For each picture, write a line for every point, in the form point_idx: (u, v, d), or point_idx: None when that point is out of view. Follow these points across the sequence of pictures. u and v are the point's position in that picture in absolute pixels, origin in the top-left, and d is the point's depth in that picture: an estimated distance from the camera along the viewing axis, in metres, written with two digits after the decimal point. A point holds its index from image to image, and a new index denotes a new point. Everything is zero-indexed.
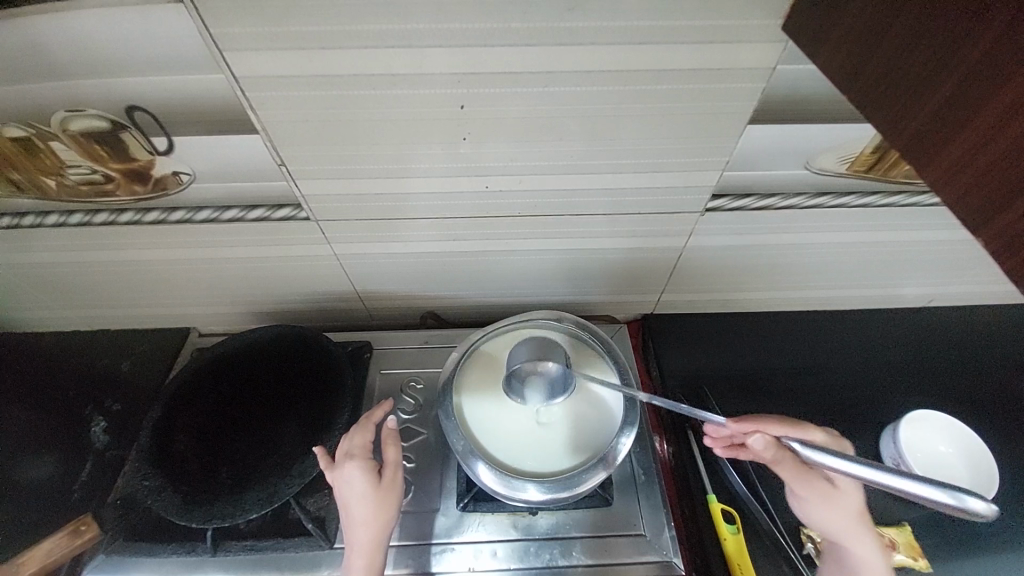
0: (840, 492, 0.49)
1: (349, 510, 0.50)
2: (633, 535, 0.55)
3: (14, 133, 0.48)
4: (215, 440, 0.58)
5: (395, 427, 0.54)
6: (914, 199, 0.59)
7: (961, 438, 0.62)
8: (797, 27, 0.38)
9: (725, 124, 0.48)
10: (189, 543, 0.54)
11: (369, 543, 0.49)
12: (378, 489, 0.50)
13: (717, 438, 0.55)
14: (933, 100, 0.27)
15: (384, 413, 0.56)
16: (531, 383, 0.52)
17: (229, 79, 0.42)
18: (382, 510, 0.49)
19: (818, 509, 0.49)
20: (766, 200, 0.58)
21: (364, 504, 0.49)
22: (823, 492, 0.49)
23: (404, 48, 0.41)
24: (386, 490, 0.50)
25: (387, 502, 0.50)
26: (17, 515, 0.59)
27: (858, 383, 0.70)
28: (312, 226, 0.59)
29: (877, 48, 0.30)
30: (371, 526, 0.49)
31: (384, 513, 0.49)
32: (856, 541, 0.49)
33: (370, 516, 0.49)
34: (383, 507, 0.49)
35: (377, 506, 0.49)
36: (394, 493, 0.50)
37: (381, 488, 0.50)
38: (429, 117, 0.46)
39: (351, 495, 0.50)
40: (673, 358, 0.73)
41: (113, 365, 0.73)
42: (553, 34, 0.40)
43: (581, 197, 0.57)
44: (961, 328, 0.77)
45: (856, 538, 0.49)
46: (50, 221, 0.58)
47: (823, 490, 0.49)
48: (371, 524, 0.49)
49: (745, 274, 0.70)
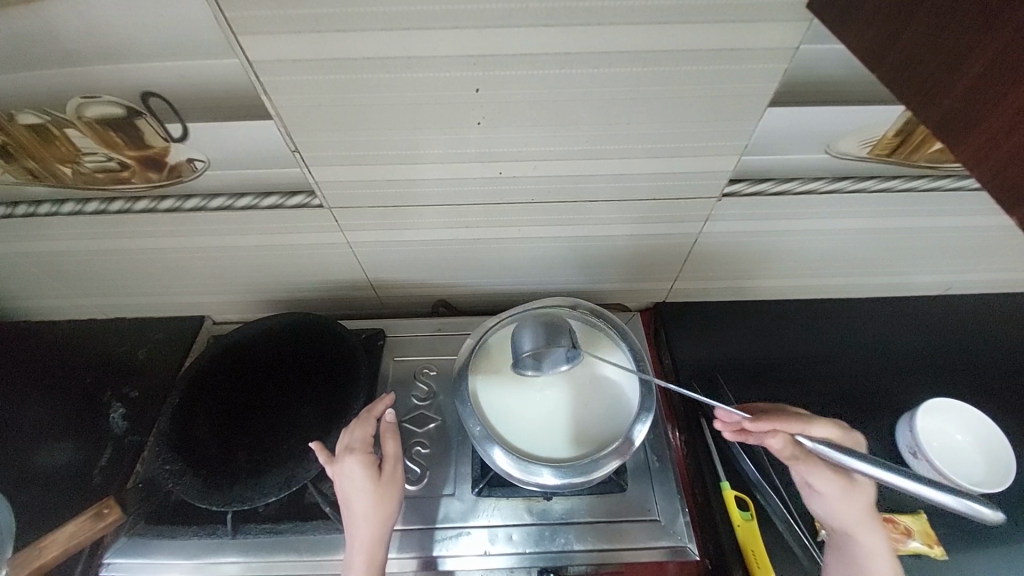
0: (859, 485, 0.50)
1: (348, 505, 0.50)
2: (647, 521, 0.55)
3: (29, 120, 0.48)
4: (232, 425, 0.59)
5: (395, 421, 0.55)
6: (935, 184, 0.57)
7: (974, 424, 0.61)
8: (821, 4, 0.37)
9: (745, 107, 0.47)
10: (211, 526, 0.56)
11: (370, 537, 0.49)
12: (377, 483, 0.50)
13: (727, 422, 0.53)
14: (967, 77, 0.26)
15: (385, 408, 0.56)
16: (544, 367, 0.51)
17: (244, 64, 0.42)
18: (381, 506, 0.49)
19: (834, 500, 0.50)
20: (783, 184, 0.57)
21: (365, 499, 0.50)
22: (839, 483, 0.50)
23: (417, 29, 0.40)
24: (386, 486, 0.50)
25: (386, 498, 0.50)
26: (37, 499, 0.60)
27: (874, 371, 0.70)
28: (324, 214, 0.59)
29: (903, 29, 0.30)
30: (371, 522, 0.49)
31: (385, 508, 0.50)
32: (864, 533, 0.49)
33: (370, 511, 0.49)
34: (383, 502, 0.50)
35: (376, 501, 0.49)
36: (393, 489, 0.51)
37: (381, 483, 0.50)
38: (444, 101, 0.46)
39: (352, 490, 0.50)
40: (686, 345, 0.73)
41: (130, 352, 0.74)
42: (572, 15, 0.39)
43: (594, 182, 0.56)
44: (978, 317, 0.76)
45: (864, 529, 0.49)
46: (66, 209, 0.58)
47: (841, 484, 0.50)
48: (371, 519, 0.49)
49: (760, 261, 0.70)
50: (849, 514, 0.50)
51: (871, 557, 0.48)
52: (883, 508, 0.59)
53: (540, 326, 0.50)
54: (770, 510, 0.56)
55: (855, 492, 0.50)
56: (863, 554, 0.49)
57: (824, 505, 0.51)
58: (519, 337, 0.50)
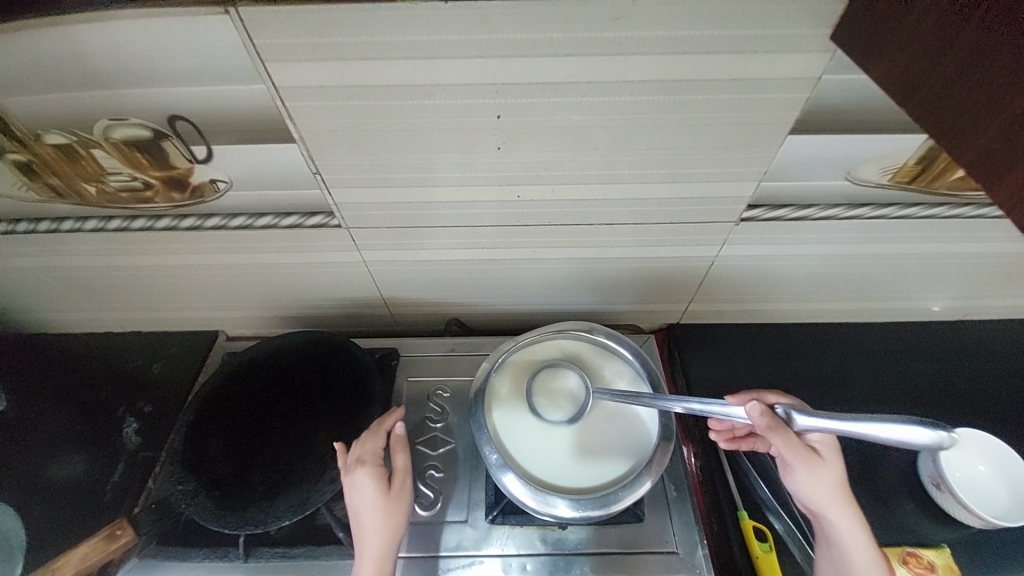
0: (826, 462, 0.48)
1: (358, 517, 0.49)
2: (664, 553, 0.54)
3: (57, 140, 0.49)
4: (246, 445, 0.58)
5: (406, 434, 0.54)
6: (958, 211, 0.57)
7: (1004, 459, 0.58)
8: (848, 37, 0.37)
9: (766, 135, 0.47)
10: (222, 548, 0.55)
11: (380, 550, 0.48)
12: (387, 497, 0.50)
13: (721, 431, 0.59)
14: (1002, 118, 0.26)
15: (396, 421, 0.55)
16: (547, 407, 0.53)
17: (271, 89, 0.43)
18: (391, 520, 0.49)
19: (806, 480, 0.47)
20: (802, 211, 0.57)
21: (374, 512, 0.49)
22: (809, 458, 0.47)
23: (439, 58, 0.40)
24: (395, 499, 0.50)
25: (394, 512, 0.49)
26: (49, 513, 0.60)
27: (896, 398, 0.68)
28: (342, 234, 0.59)
29: (937, 65, 0.30)
30: (381, 535, 0.48)
31: (394, 521, 0.49)
32: (838, 514, 0.48)
33: (380, 525, 0.49)
34: (392, 516, 0.49)
35: (386, 514, 0.49)
36: (402, 503, 0.50)
37: (390, 496, 0.50)
38: (466, 126, 0.46)
39: (362, 501, 0.49)
40: (702, 370, 0.72)
41: (144, 366, 0.74)
42: (595, 45, 0.40)
43: (611, 207, 0.56)
44: (1001, 342, 0.74)
45: (836, 506, 0.48)
46: (88, 226, 0.59)
47: (809, 459, 0.47)
48: (381, 533, 0.48)
49: (777, 285, 0.69)
50: (819, 492, 0.48)
51: (843, 536, 0.48)
52: (905, 542, 0.57)
53: (552, 372, 0.55)
54: (790, 541, 0.54)
55: (823, 467, 0.48)
56: (836, 533, 0.48)
57: (794, 485, 0.48)
58: (532, 382, 0.55)
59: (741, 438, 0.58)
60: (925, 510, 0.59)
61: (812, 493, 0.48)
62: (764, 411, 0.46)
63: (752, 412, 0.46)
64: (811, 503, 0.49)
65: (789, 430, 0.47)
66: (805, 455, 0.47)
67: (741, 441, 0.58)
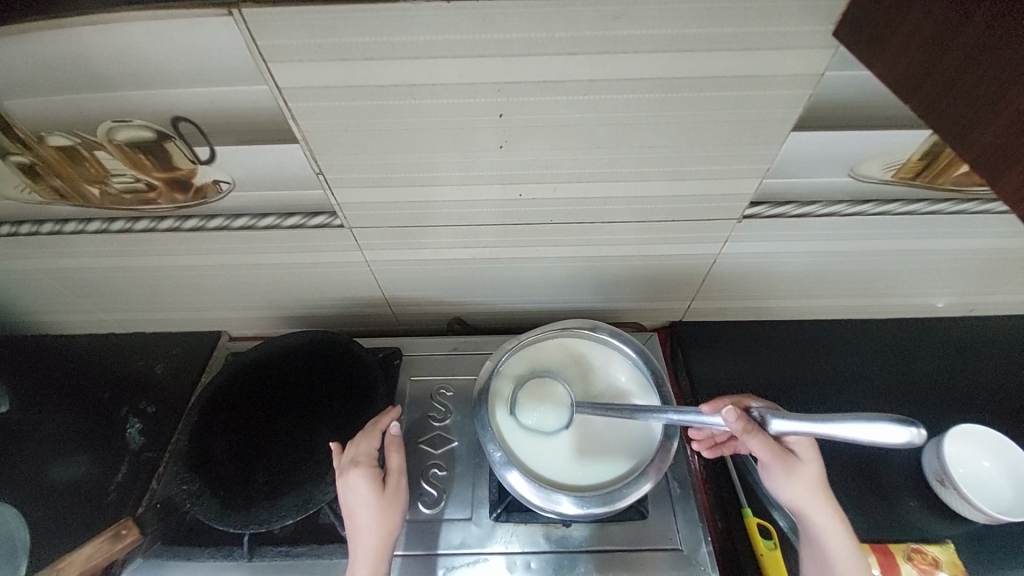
0: (802, 462, 0.48)
1: (352, 517, 0.50)
2: (668, 551, 0.54)
3: (60, 142, 0.49)
4: (250, 445, 0.59)
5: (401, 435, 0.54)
6: (961, 208, 0.57)
7: (1005, 453, 0.58)
8: (851, 31, 0.37)
9: (768, 132, 0.47)
10: (226, 548, 0.55)
11: (374, 550, 0.48)
12: (382, 497, 0.50)
13: (703, 440, 0.58)
14: (1005, 114, 0.26)
15: (391, 421, 0.55)
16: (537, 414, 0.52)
17: (274, 91, 0.43)
18: (385, 520, 0.49)
19: (782, 482, 0.48)
20: (805, 207, 0.56)
21: (369, 512, 0.49)
22: (783, 460, 0.47)
23: (442, 58, 0.40)
24: (390, 498, 0.50)
25: (389, 512, 0.49)
26: (55, 513, 0.60)
27: (899, 395, 0.68)
28: (345, 234, 0.59)
29: (941, 59, 0.29)
30: (375, 535, 0.48)
31: (389, 521, 0.49)
32: (818, 513, 0.48)
33: (374, 525, 0.49)
34: (387, 516, 0.49)
35: (380, 514, 0.49)
36: (397, 502, 0.50)
37: (385, 496, 0.50)
38: (469, 125, 0.46)
39: (356, 502, 0.50)
40: (704, 367, 0.72)
41: (147, 367, 0.74)
42: (598, 43, 0.40)
43: (613, 205, 0.56)
44: (1004, 338, 0.74)
45: (815, 505, 0.48)
46: (91, 227, 0.59)
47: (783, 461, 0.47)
48: (375, 533, 0.48)
49: (779, 282, 0.69)
50: (797, 493, 0.48)
51: (824, 533, 0.48)
52: (909, 538, 0.57)
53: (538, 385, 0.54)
54: (793, 538, 0.54)
55: (799, 469, 0.48)
56: (817, 532, 0.48)
57: (772, 487, 0.49)
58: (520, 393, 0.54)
59: (721, 444, 0.58)
60: (928, 506, 0.59)
61: (791, 494, 0.48)
62: (739, 415, 0.45)
63: (728, 416, 0.45)
64: (790, 504, 0.49)
65: (762, 433, 0.47)
66: (779, 457, 0.47)
67: (721, 448, 0.58)
